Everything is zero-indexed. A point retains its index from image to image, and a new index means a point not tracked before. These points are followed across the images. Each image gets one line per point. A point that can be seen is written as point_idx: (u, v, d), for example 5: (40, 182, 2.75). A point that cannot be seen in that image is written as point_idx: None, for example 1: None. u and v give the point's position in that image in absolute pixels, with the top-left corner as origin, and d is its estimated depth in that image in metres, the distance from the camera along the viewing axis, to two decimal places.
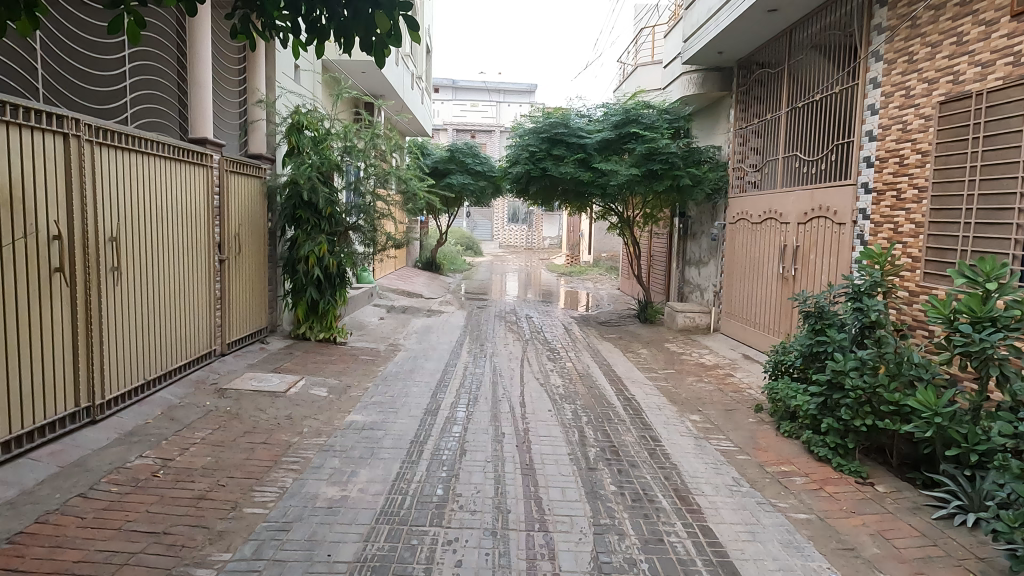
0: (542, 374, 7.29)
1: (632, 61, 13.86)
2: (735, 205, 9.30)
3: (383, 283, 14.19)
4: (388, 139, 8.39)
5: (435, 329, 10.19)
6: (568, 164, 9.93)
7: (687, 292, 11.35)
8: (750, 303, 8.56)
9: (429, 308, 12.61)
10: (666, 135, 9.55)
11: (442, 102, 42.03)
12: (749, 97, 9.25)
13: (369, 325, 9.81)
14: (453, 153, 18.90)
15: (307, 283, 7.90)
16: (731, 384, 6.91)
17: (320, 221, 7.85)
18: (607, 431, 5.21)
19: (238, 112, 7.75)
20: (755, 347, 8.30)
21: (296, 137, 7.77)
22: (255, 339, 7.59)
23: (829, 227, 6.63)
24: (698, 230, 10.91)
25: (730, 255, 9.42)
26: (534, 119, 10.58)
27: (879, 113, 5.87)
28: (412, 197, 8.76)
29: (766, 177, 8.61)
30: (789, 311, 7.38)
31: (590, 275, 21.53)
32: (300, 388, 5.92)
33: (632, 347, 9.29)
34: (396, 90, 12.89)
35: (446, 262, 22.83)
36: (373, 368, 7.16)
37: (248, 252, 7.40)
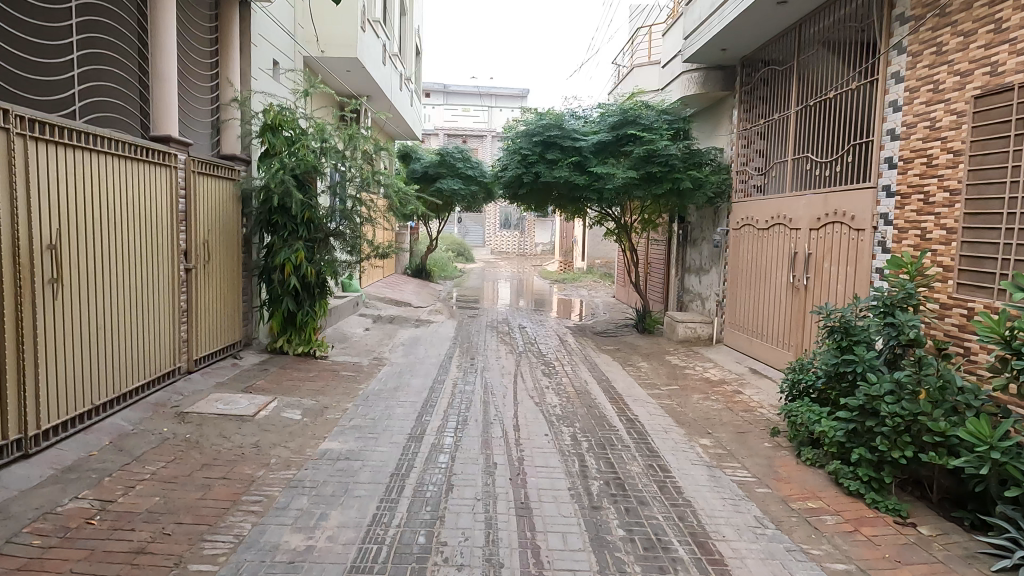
0: (537, 391, 6.77)
1: (628, 62, 13.44)
2: (739, 210, 8.85)
3: (370, 291, 13.66)
4: (372, 141, 7.88)
5: (424, 340, 9.65)
6: (563, 167, 9.45)
7: (687, 301, 10.88)
8: (758, 315, 8.09)
9: (418, 318, 12.09)
10: (667, 137, 9.08)
11: (433, 107, 41.66)
12: (753, 97, 8.81)
13: (353, 337, 9.27)
14: (443, 157, 18.40)
15: (283, 293, 7.37)
16: (741, 403, 6.41)
17: (297, 227, 7.36)
18: (610, 459, 4.70)
19: (209, 110, 7.23)
20: (764, 361, 7.82)
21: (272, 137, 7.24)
22: (226, 354, 7.05)
23: (845, 233, 6.17)
24: (698, 236, 10.45)
25: (734, 262, 8.96)
26: (526, 121, 10.06)
27: (903, 110, 5.41)
28: (397, 202, 8.25)
29: (773, 180, 8.17)
30: (804, 323, 6.88)
31: (584, 282, 21.06)
32: (271, 411, 5.37)
33: (631, 361, 8.79)
34: (384, 91, 12.41)
35: (437, 269, 22.35)
36: (354, 385, 6.62)
37: (219, 260, 6.85)
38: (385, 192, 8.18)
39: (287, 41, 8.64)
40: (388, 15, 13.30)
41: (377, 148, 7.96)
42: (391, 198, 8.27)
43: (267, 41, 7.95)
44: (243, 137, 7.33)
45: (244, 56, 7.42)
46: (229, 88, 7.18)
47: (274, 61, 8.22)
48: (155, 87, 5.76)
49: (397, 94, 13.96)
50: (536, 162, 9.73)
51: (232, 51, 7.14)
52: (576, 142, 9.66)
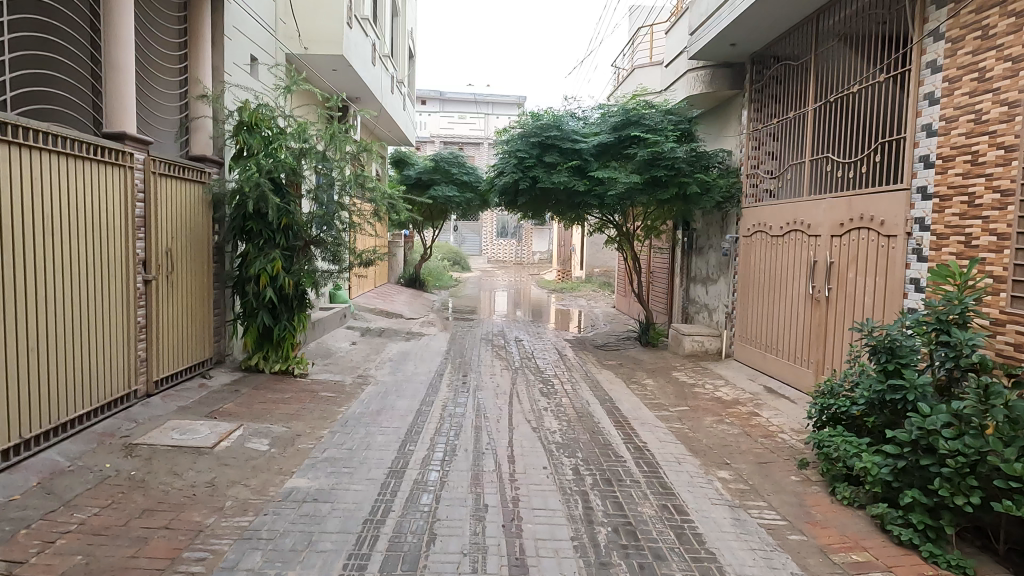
0: (535, 413, 6.17)
1: (629, 64, 12.95)
2: (750, 216, 8.28)
3: (360, 302, 13.05)
4: (356, 141, 7.32)
5: (414, 355, 9.04)
6: (562, 172, 8.86)
7: (692, 313, 10.31)
8: (773, 329, 7.51)
9: (409, 330, 11.48)
10: (672, 139, 8.48)
11: (429, 115, 41.22)
12: (765, 95, 8.27)
13: (338, 353, 8.66)
14: (438, 163, 17.85)
15: (258, 306, 6.76)
16: (759, 427, 5.81)
17: (273, 233, 6.79)
18: (618, 498, 4.09)
19: (178, 106, 6.68)
20: (780, 379, 7.23)
21: (245, 137, 6.67)
22: (193, 374, 6.43)
23: (873, 240, 5.61)
24: (705, 244, 9.89)
25: (745, 272, 8.38)
26: (523, 122, 9.41)
27: (942, 102, 4.86)
28: (383, 207, 7.71)
29: (788, 183, 7.61)
30: (825, 339, 6.29)
31: (582, 292, 20.51)
32: (234, 441, 4.76)
33: (635, 377, 8.19)
34: (374, 93, 11.87)
35: (431, 278, 21.76)
36: (334, 408, 6.03)
37: (185, 271, 6.26)
38: (370, 197, 7.63)
39: (266, 37, 8.07)
40: (378, 15, 12.79)
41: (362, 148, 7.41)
42: (376, 202, 7.72)
43: (243, 36, 7.39)
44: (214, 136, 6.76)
45: (216, 50, 6.85)
46: (198, 85, 6.59)
47: (251, 57, 7.64)
48: (107, 78, 5.16)
49: (388, 98, 13.43)
50: (534, 166, 9.11)
51: (203, 47, 6.57)
52: (576, 144, 9.05)
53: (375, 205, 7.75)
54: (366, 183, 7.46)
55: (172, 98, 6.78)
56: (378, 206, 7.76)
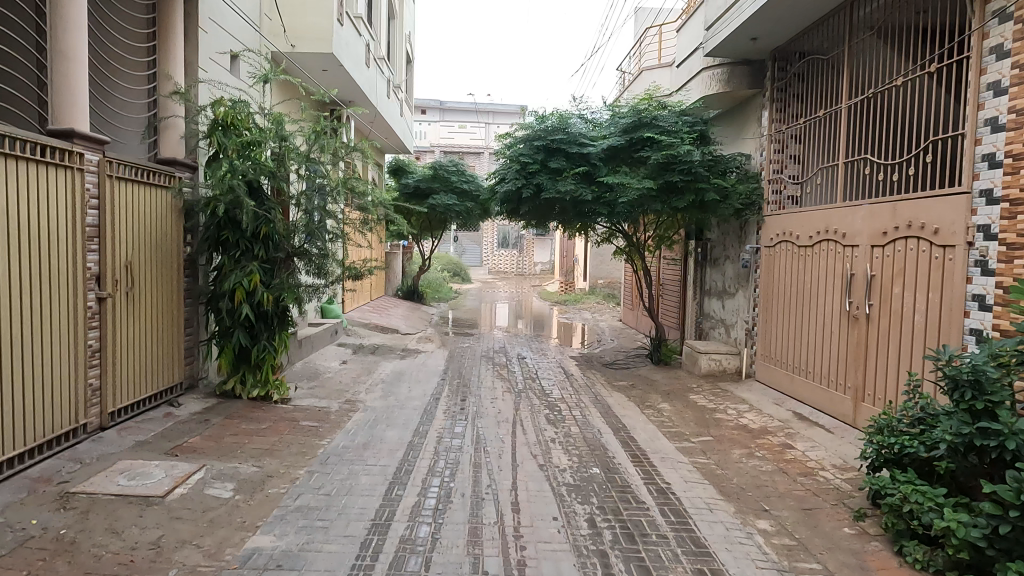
0: (542, 445, 5.50)
1: (636, 67, 12.38)
2: (772, 225, 7.65)
3: (354, 317, 12.39)
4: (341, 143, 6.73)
5: (409, 376, 8.38)
6: (569, 178, 8.21)
7: (707, 328, 9.66)
8: (802, 348, 6.84)
9: (405, 347, 10.81)
10: (688, 141, 7.85)
11: (429, 124, 40.74)
12: (789, 94, 7.65)
13: (326, 374, 8.00)
14: (437, 171, 17.22)
15: (233, 325, 6.09)
16: (796, 463, 5.14)
17: (251, 244, 6.18)
18: (644, 561, 3.41)
19: (146, 104, 6.07)
20: (811, 404, 6.55)
21: (220, 138, 6.04)
22: (159, 403, 5.76)
23: (923, 250, 4.96)
24: (720, 255, 9.25)
25: (768, 286, 7.73)
26: (526, 125, 8.74)
27: (1010, 92, 4.23)
28: (371, 214, 7.09)
29: (818, 188, 6.97)
30: (866, 362, 5.62)
31: (586, 304, 19.85)
32: (193, 487, 4.08)
33: (648, 401, 7.52)
34: (369, 97, 11.29)
35: (431, 290, 21.11)
36: (315, 440, 5.36)
37: (149, 286, 5.60)
38: (357, 203, 7.02)
39: (248, 33, 7.47)
40: (374, 16, 12.24)
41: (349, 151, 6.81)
42: (364, 210, 7.11)
43: (221, 29, 6.76)
44: (186, 138, 6.14)
45: (189, 43, 6.24)
46: (168, 81, 5.97)
47: (232, 53, 7.04)
48: (56, 68, 4.53)
49: (384, 102, 12.83)
50: (538, 171, 8.47)
51: (174, 39, 5.97)
52: (583, 148, 8.41)
53: (362, 212, 7.13)
54: (354, 188, 6.85)
55: (140, 96, 6.17)
56: (367, 213, 7.14)
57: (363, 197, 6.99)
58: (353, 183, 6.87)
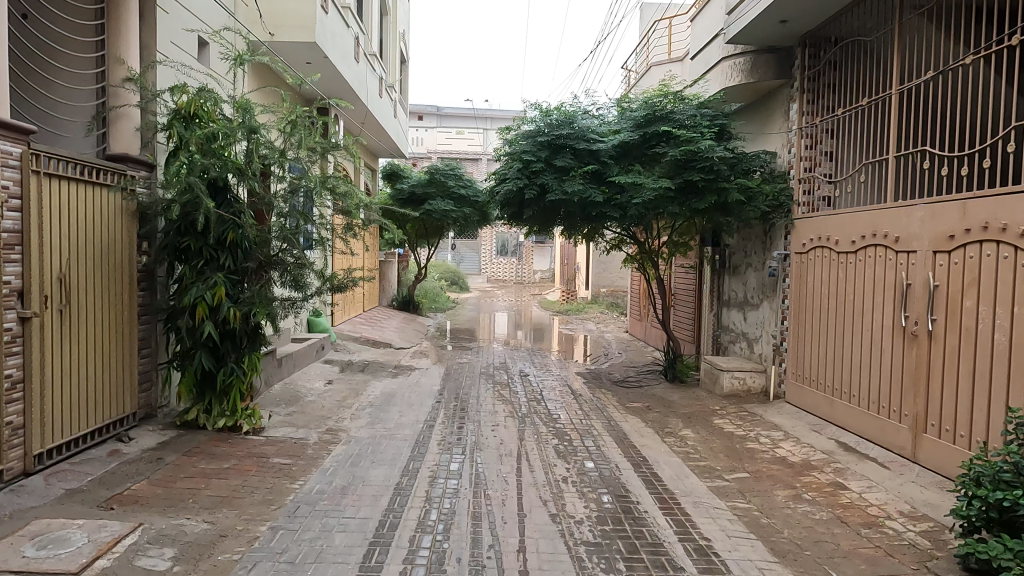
0: (553, 488, 4.69)
1: (643, 63, 11.66)
2: (803, 229, 6.89)
3: (344, 331, 11.60)
4: (320, 138, 5.96)
5: (400, 398, 7.58)
6: (577, 177, 7.40)
7: (726, 342, 8.89)
8: (843, 370, 6.04)
9: (398, 363, 10.01)
10: (709, 136, 7.08)
11: (426, 130, 40.10)
12: (821, 85, 6.90)
13: (308, 396, 7.20)
14: (433, 175, 16.46)
15: (194, 347, 5.28)
16: (855, 509, 4.33)
17: (215, 252, 5.38)
18: None
19: (95, 90, 5.29)
20: (857, 433, 5.75)
21: (179, 131, 5.22)
22: (106, 439, 4.93)
23: (1006, 257, 4.19)
24: (741, 262, 8.48)
25: (800, 297, 6.95)
26: (529, 120, 7.92)
27: None
28: (355, 219, 6.32)
29: (860, 188, 6.20)
30: (930, 387, 4.84)
31: (589, 314, 19.07)
32: (120, 556, 3.26)
33: (668, 426, 6.70)
34: (359, 93, 10.56)
35: (427, 300, 20.35)
36: (285, 484, 4.53)
37: (93, 303, 4.80)
38: (341, 206, 6.24)
39: (221, 16, 6.73)
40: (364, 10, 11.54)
41: (330, 147, 6.04)
42: (347, 214, 6.33)
43: (188, 9, 6.01)
44: (142, 130, 5.35)
45: (147, 22, 5.47)
46: (121, 67, 5.21)
47: (201, 37, 6.29)
48: None
49: (377, 102, 12.06)
50: (541, 170, 7.66)
51: (129, 16, 5.21)
52: (593, 145, 7.61)
53: (345, 217, 6.36)
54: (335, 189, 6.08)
55: (88, 80, 5.39)
56: (351, 218, 6.37)
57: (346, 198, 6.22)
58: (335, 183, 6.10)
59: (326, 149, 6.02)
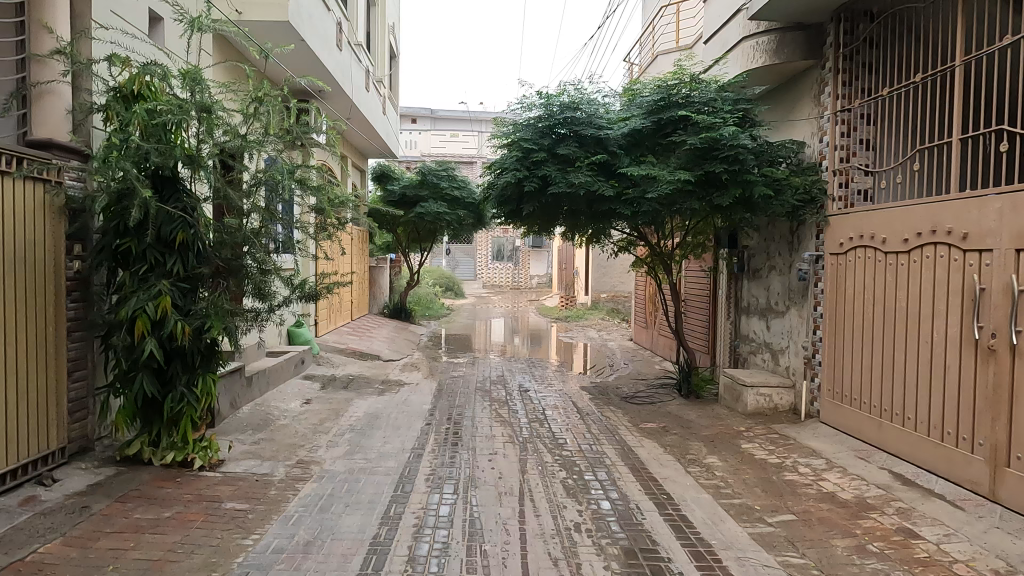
0: (564, 540, 3.86)
1: (647, 54, 10.90)
2: (839, 228, 6.10)
3: (329, 342, 10.76)
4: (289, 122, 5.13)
5: (386, 420, 6.75)
6: (582, 170, 6.58)
7: (746, 353, 8.12)
8: (895, 389, 5.24)
9: (387, 378, 9.18)
10: (732, 122, 6.28)
11: (419, 133, 39.31)
12: (858, 64, 6.12)
13: (281, 420, 6.37)
14: (424, 176, 15.57)
15: (136, 369, 4.44)
16: (938, 567, 3.51)
17: (162, 255, 4.54)
18: None
19: (16, 64, 4.46)
20: (915, 462, 4.94)
21: (116, 110, 4.38)
22: (23, 483, 4.08)
23: None
24: (763, 265, 7.71)
25: (837, 304, 6.15)
26: (526, 106, 7.03)
27: None
28: (330, 217, 5.50)
29: (910, 179, 5.41)
30: (1014, 411, 4.05)
31: (590, 321, 18.25)
32: None
33: (691, 452, 5.87)
34: (343, 84, 9.78)
35: (420, 308, 19.51)
36: (235, 540, 3.68)
37: (7, 319, 3.96)
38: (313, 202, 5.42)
39: None
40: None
41: (301, 132, 5.21)
42: (320, 211, 5.51)
43: None
44: (74, 112, 4.53)
45: None
46: (48, 37, 4.40)
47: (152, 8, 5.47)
48: None
49: (363, 95, 11.23)
50: (543, 161, 6.80)
51: None
52: (600, 133, 6.80)
53: (318, 215, 5.54)
54: (306, 183, 5.25)
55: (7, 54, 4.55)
56: (325, 216, 5.55)
57: (319, 193, 5.40)
58: (306, 176, 5.28)
59: (296, 135, 5.18)
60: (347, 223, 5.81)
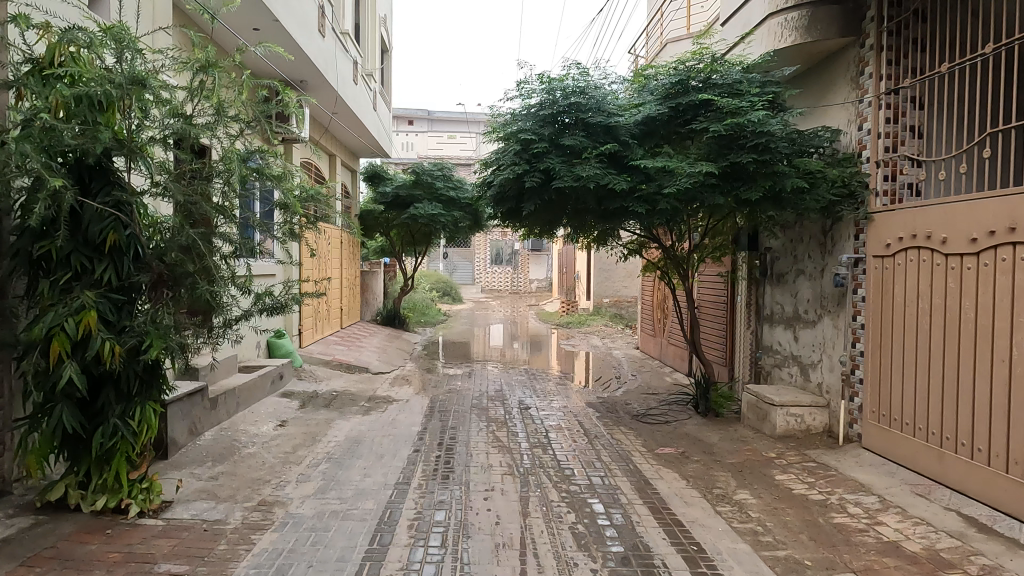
0: None
1: (655, 42, 10.13)
2: (885, 226, 5.34)
3: (313, 353, 9.96)
4: (249, 102, 4.30)
5: (367, 446, 5.95)
6: (591, 161, 5.81)
7: (769, 367, 7.38)
8: (961, 416, 4.46)
9: (374, 394, 8.39)
10: (761, 106, 5.51)
11: (415, 135, 38.57)
12: (905, 40, 5.36)
13: (248, 448, 5.57)
14: (418, 175, 14.82)
15: (55, 399, 3.66)
16: None
17: (89, 261, 3.76)
18: None
19: None
20: (991, 503, 4.16)
21: (31, 84, 3.56)
22: None
23: None
24: (790, 269, 6.97)
25: (882, 314, 5.37)
26: (524, 95, 6.22)
27: None
28: (293, 213, 4.74)
29: (975, 169, 4.65)
30: None
31: (592, 327, 17.47)
32: None
33: (718, 486, 5.07)
34: (327, 73, 9.04)
35: (415, 314, 18.71)
36: None
37: None
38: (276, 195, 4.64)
39: None
40: None
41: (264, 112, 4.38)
42: (282, 207, 4.75)
43: None
44: None
45: None
46: None
47: None
48: None
49: (350, 88, 10.45)
50: (545, 153, 6.01)
51: None
52: (610, 119, 6.02)
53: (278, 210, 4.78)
54: (266, 174, 4.46)
55: None
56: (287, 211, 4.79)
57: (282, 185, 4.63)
58: (267, 165, 4.48)
59: (258, 116, 4.35)
60: (312, 219, 5.06)
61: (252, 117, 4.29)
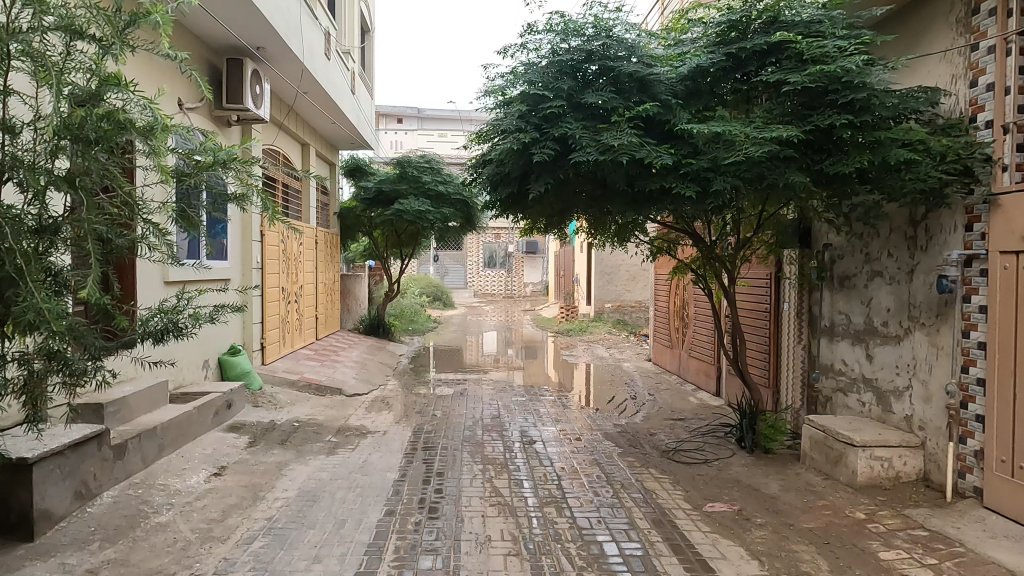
0: None
1: None
2: (1020, 210, 3.93)
3: (279, 372, 8.48)
4: (103, 11, 2.71)
5: (324, 507, 4.48)
6: (620, 127, 4.39)
7: (828, 392, 6.01)
8: None
9: (346, 424, 6.93)
10: (850, 51, 4.11)
11: (405, 133, 37.09)
12: None
13: (158, 516, 4.10)
14: (404, 169, 13.44)
15: None
16: None
17: None
18: None
19: None
20: None
21: None
22: None
23: None
24: (860, 271, 5.59)
25: (1016, 330, 3.96)
26: (532, 46, 4.83)
27: None
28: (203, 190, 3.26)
29: None
30: None
31: (595, 335, 16.02)
32: None
33: (804, 570, 3.64)
34: (290, 36, 7.55)
35: (403, 322, 17.23)
36: None
37: None
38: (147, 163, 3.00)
39: None
40: None
41: (127, 29, 2.80)
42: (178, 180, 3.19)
43: None
44: None
45: None
46: None
47: None
48: None
49: (322, 60, 8.98)
50: (560, 116, 4.62)
51: None
52: (645, 76, 4.62)
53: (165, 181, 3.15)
54: (132, 126, 2.80)
55: None
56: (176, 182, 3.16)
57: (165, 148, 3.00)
58: (125, 114, 2.76)
59: (121, 36, 2.77)
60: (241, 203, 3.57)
61: (112, 36, 2.72)
